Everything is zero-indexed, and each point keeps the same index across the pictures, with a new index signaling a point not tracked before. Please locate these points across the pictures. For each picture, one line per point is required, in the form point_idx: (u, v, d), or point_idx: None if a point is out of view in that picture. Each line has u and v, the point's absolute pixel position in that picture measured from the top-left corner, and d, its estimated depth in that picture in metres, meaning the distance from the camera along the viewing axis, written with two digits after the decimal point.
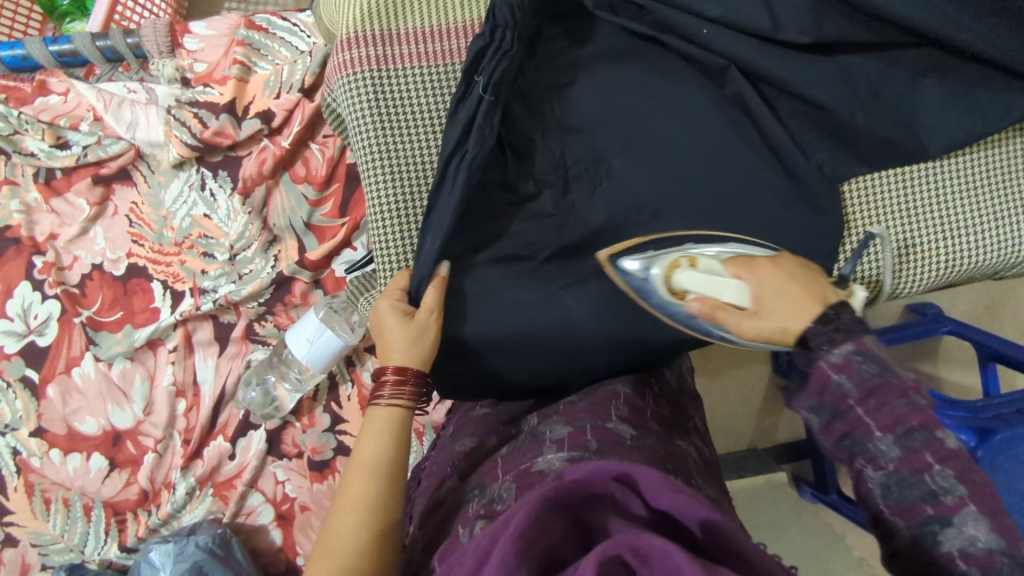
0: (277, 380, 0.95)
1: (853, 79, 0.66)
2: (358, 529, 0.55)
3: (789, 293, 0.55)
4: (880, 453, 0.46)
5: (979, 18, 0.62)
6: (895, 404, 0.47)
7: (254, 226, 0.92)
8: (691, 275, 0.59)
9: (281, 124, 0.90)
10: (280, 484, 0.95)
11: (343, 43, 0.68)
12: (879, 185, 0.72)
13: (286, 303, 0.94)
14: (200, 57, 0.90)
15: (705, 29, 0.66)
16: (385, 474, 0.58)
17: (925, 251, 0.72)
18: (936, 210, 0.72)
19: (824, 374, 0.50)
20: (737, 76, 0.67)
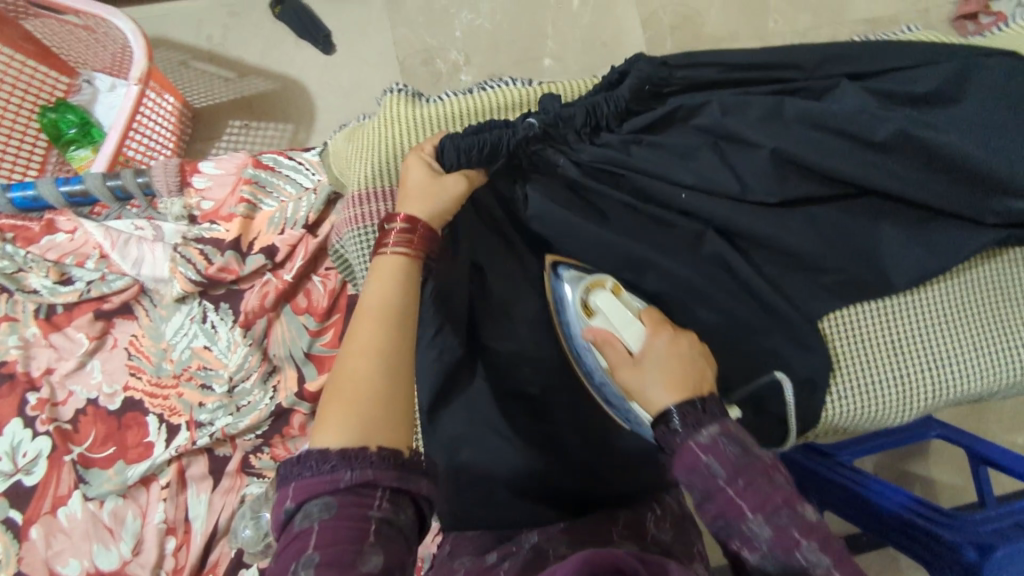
0: (272, 518, 0.88)
1: (821, 228, 0.71)
2: (373, 373, 0.52)
3: (673, 368, 0.57)
4: (753, 535, 0.49)
5: (922, 172, 0.69)
6: (763, 487, 0.50)
7: (254, 357, 0.92)
8: (606, 299, 0.66)
9: (284, 258, 0.92)
10: None
11: (354, 199, 0.71)
12: (854, 320, 0.74)
13: (282, 435, 0.93)
14: (207, 195, 0.94)
15: (682, 194, 0.72)
16: (400, 323, 0.55)
17: (914, 381, 0.73)
18: (920, 340, 0.73)
19: (693, 455, 0.52)
20: (715, 239, 0.72)
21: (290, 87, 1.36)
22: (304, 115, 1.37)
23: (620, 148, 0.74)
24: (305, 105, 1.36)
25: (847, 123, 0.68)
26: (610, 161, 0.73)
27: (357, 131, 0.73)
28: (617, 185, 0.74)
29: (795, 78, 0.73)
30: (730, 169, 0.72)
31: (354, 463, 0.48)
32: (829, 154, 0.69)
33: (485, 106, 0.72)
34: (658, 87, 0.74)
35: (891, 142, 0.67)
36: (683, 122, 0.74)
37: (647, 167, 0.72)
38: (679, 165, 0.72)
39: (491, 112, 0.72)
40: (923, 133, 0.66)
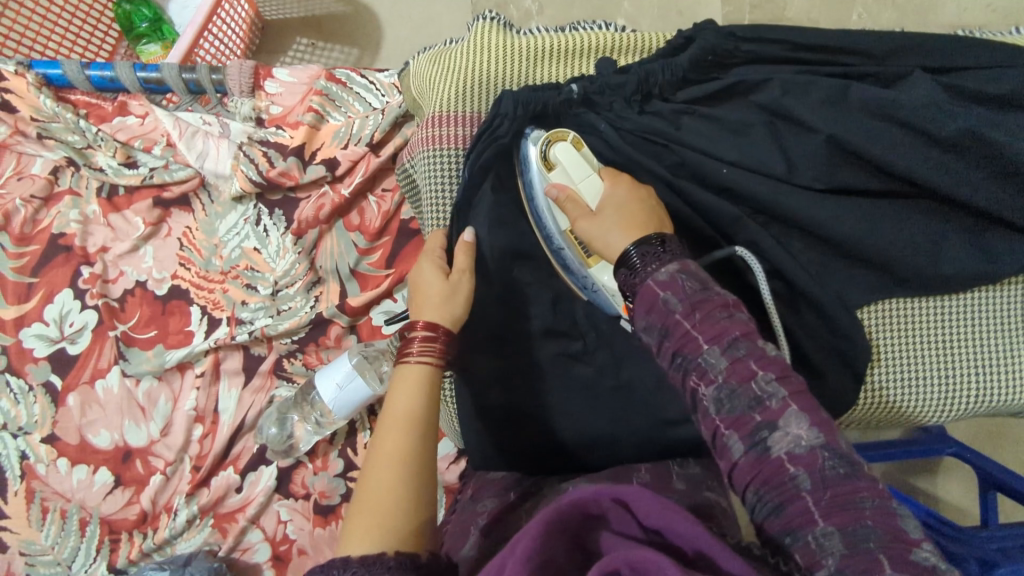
0: (298, 419, 0.95)
1: (875, 221, 0.67)
2: (397, 483, 0.55)
3: (632, 212, 0.59)
4: (707, 365, 0.49)
5: (984, 179, 0.66)
6: (718, 317, 0.50)
7: (301, 266, 0.94)
8: (570, 153, 0.63)
9: (344, 173, 0.93)
10: (281, 524, 0.95)
11: (431, 120, 0.71)
12: (896, 316, 0.72)
13: (318, 344, 0.95)
14: (278, 100, 0.95)
15: (724, 169, 0.66)
16: (419, 433, 0.59)
17: (947, 382, 0.73)
18: (958, 345, 0.73)
19: (652, 292, 0.53)
20: (751, 226, 0.66)
21: (361, 11, 1.36)
22: (372, 42, 1.36)
23: (669, 118, 0.68)
24: (374, 31, 1.36)
25: (912, 115, 0.64)
26: (655, 132, 0.67)
27: (442, 55, 0.72)
28: (657, 155, 0.67)
29: (865, 64, 0.67)
30: (780, 149, 0.66)
31: (373, 567, 0.49)
32: (888, 147, 0.65)
33: (578, 45, 0.69)
34: (721, 58, 0.69)
35: (958, 141, 0.64)
36: (742, 95, 0.68)
37: (697, 143, 0.66)
38: (726, 141, 0.67)
39: (580, 53, 0.70)
40: (992, 134, 0.63)
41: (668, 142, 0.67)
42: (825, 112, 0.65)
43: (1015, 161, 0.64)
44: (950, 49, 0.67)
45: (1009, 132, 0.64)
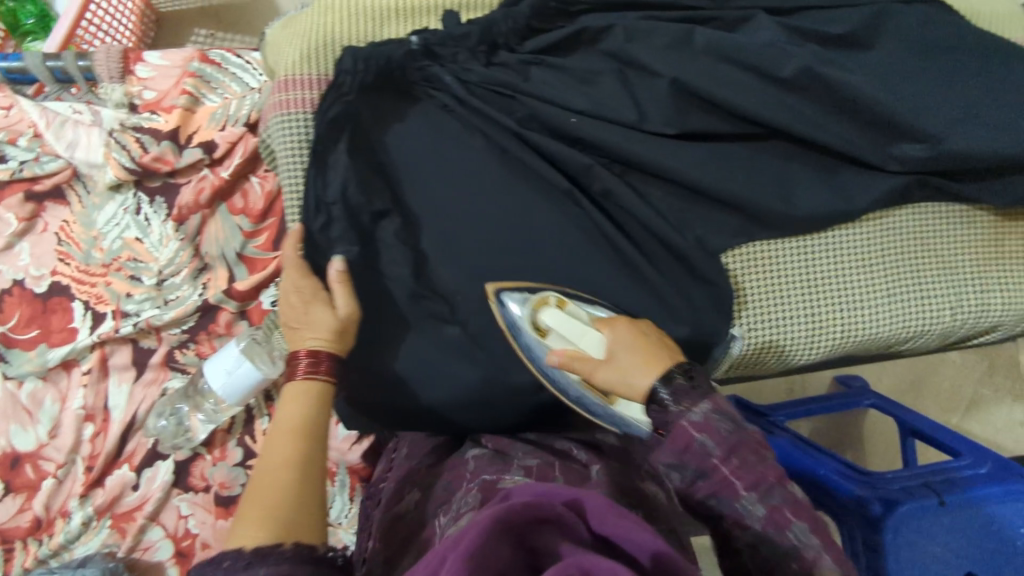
0: (190, 410, 0.93)
1: (727, 163, 0.68)
2: (286, 483, 0.54)
3: (641, 349, 0.57)
4: (746, 512, 0.48)
5: (827, 115, 0.66)
6: (756, 464, 0.49)
7: (185, 253, 0.92)
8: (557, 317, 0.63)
9: (222, 155, 0.91)
10: (182, 519, 0.93)
11: (280, 83, 0.67)
12: (759, 259, 0.71)
13: (208, 332, 0.94)
14: (150, 85, 0.92)
15: (573, 118, 0.66)
16: (312, 439, 0.58)
17: (817, 325, 0.71)
18: (826, 286, 0.71)
19: (687, 434, 0.50)
20: (603, 174, 0.67)
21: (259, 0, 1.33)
22: None
23: (518, 71, 0.67)
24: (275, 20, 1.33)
25: (753, 57, 0.65)
26: (502, 84, 0.67)
27: (291, 21, 0.70)
28: (506, 107, 0.67)
29: (708, 8, 0.68)
30: (629, 97, 0.66)
31: (269, 557, 0.47)
32: (730, 89, 0.65)
33: (425, 3, 0.69)
34: (565, 4, 0.67)
35: (796, 81, 0.65)
36: (588, 45, 0.68)
37: (545, 93, 0.66)
38: (575, 91, 0.67)
39: (426, 10, 0.69)
40: (827, 72, 0.64)
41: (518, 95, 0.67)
42: (666, 56, 0.66)
43: (852, 96, 0.64)
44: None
45: (845, 68, 0.65)
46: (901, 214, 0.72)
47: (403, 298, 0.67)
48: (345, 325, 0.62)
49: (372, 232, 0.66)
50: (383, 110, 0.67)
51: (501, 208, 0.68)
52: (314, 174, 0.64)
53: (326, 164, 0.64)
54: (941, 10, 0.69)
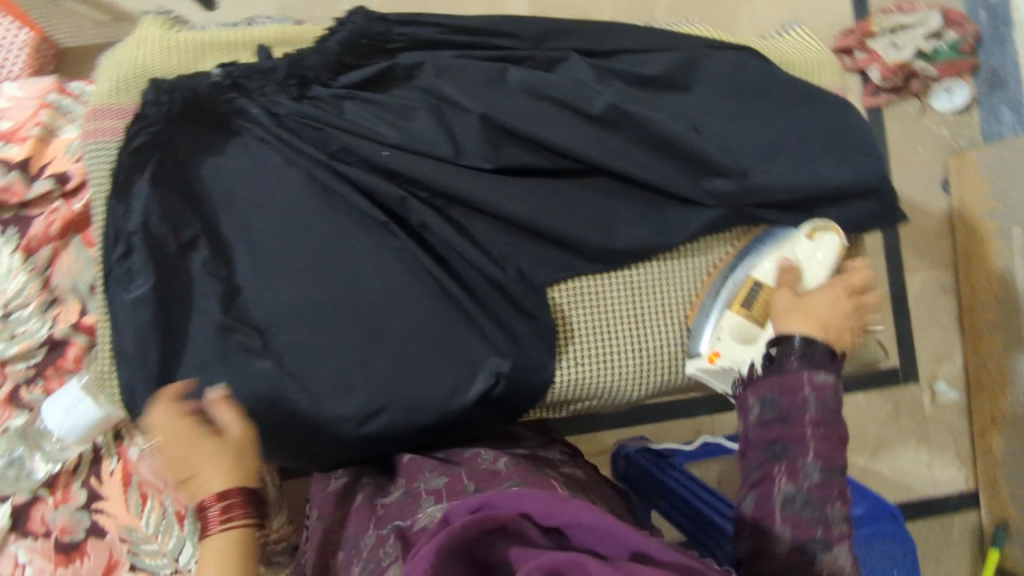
0: (29, 451, 0.88)
1: (548, 197, 0.69)
2: None
3: (830, 307, 0.62)
4: (804, 470, 0.54)
5: (642, 152, 0.68)
6: (830, 444, 0.55)
7: (33, 286, 0.89)
8: (806, 244, 0.68)
9: (76, 187, 0.91)
10: (18, 568, 0.87)
11: (91, 112, 0.67)
12: (585, 293, 0.71)
13: (57, 368, 0.91)
14: (6, 115, 0.90)
15: (384, 151, 0.66)
16: None
17: (647, 357, 0.72)
18: (655, 318, 0.72)
19: (800, 385, 0.57)
20: (417, 206, 0.67)
21: None
22: None
23: (331, 105, 0.67)
24: None
25: (563, 94, 0.67)
26: (311, 118, 0.67)
27: (110, 54, 0.70)
28: (319, 141, 0.67)
29: (523, 47, 0.70)
30: (445, 131, 0.67)
31: None
32: (544, 125, 0.67)
33: (243, 38, 0.69)
34: (379, 43, 0.69)
35: (608, 118, 0.67)
36: (405, 81, 0.69)
37: (358, 127, 0.67)
38: (391, 124, 0.67)
39: (244, 42, 0.70)
40: (634, 111, 0.67)
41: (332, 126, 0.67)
42: (475, 91, 0.67)
43: (659, 133, 0.67)
44: (604, 34, 0.72)
45: (651, 110, 0.68)
46: (730, 243, 0.73)
47: (215, 328, 0.66)
48: (241, 446, 0.59)
49: (182, 263, 0.66)
50: (198, 142, 0.67)
51: (318, 241, 0.68)
52: (116, 205, 0.64)
53: (127, 195, 0.64)
54: (752, 57, 0.73)
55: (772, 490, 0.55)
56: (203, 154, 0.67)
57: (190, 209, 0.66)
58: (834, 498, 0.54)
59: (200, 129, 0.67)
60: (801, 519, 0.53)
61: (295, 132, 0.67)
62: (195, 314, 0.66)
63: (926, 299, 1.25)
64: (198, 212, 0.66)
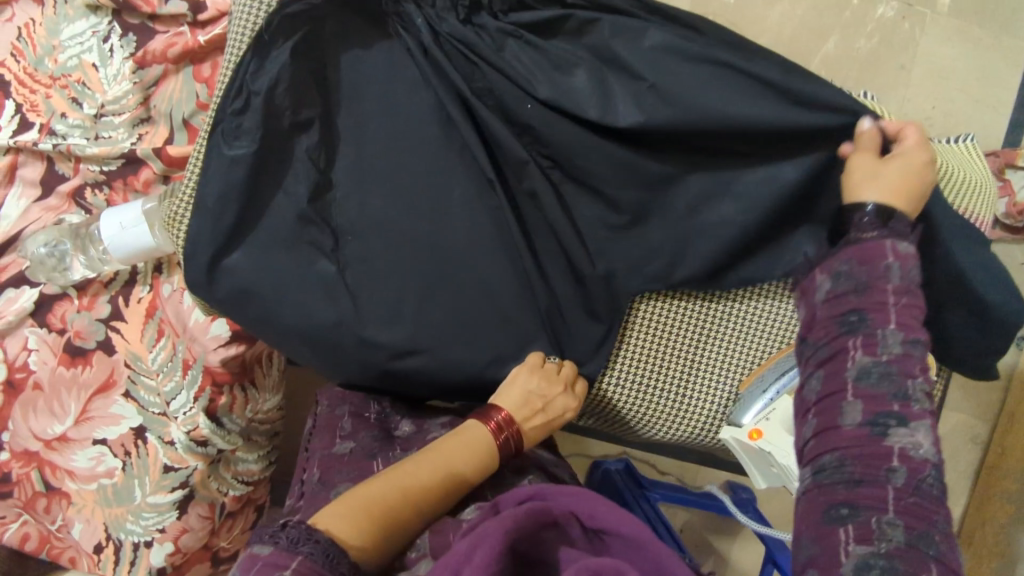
0: (74, 250, 0.89)
1: (659, 216, 0.66)
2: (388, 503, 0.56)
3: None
4: (883, 341, 0.54)
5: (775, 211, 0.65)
6: (914, 316, 0.55)
7: (133, 98, 0.90)
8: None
9: (207, 21, 0.89)
10: (25, 351, 0.91)
11: None
12: (665, 312, 0.73)
13: (126, 183, 0.91)
14: None
15: (529, 106, 0.65)
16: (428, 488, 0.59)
17: (690, 392, 0.75)
18: (715, 363, 0.74)
19: (883, 251, 0.56)
20: (534, 175, 0.66)
21: None
22: None
23: (492, 39, 0.66)
24: None
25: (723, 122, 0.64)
26: (468, 45, 0.65)
27: None
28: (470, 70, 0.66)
29: None
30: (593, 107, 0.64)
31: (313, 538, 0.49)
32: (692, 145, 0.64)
33: None
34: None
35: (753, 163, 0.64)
36: (571, 35, 0.66)
37: (510, 71, 0.64)
38: (544, 78, 0.64)
39: None
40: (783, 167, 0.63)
41: (486, 62, 0.65)
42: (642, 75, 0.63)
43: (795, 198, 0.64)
44: None
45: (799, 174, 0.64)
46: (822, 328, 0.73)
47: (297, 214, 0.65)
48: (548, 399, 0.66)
49: (290, 140, 0.65)
50: (350, 28, 0.66)
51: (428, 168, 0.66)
52: (251, 60, 0.62)
53: (265, 56, 0.62)
54: None
55: (846, 364, 0.55)
56: (350, 43, 0.66)
57: (321, 93, 0.65)
58: (913, 373, 0.54)
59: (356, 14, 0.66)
60: (877, 393, 0.53)
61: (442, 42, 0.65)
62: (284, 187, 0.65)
63: (953, 445, 1.20)
64: (326, 96, 0.66)
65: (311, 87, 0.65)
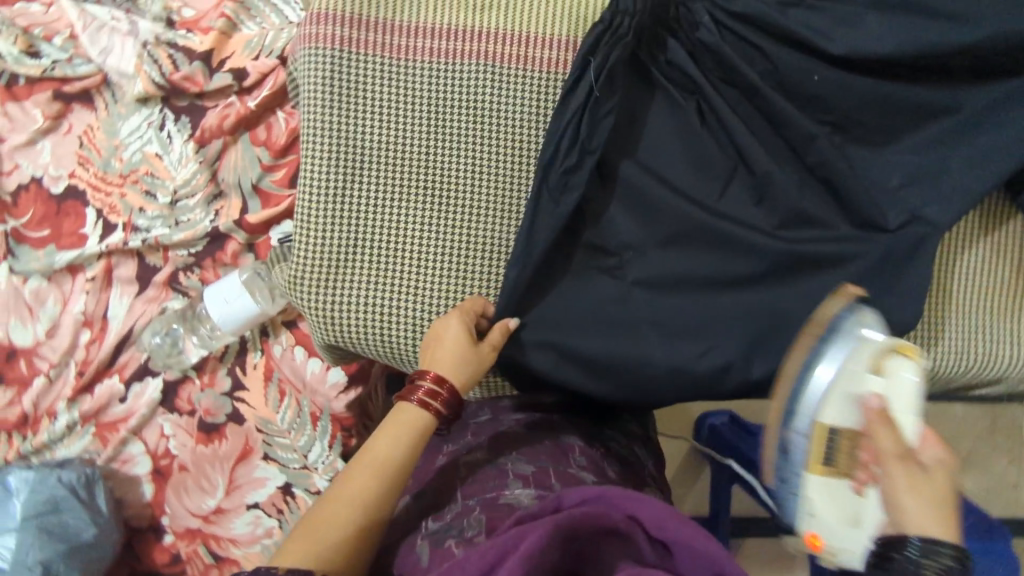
0: (185, 332, 0.93)
1: None
2: (349, 517, 0.59)
3: (933, 495, 0.47)
4: None
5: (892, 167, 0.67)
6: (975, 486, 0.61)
7: (202, 177, 0.92)
8: (884, 384, 0.53)
9: (252, 85, 0.90)
10: (164, 438, 0.94)
11: (312, 17, 0.70)
12: (958, 261, 0.77)
13: (215, 260, 0.94)
14: (191, 3, 0.94)
15: (664, 58, 0.73)
16: (389, 477, 0.62)
17: (956, 336, 0.77)
18: (963, 304, 0.77)
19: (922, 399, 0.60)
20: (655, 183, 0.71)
21: None
22: None
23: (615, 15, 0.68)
24: None
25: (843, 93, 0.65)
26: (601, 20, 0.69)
27: None
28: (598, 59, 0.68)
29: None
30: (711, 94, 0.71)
31: None
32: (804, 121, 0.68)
33: None
34: None
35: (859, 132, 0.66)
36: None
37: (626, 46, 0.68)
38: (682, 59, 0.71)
39: None
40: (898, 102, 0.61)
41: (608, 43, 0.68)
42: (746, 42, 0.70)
43: None
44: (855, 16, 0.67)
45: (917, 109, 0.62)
46: None
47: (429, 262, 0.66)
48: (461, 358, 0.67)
49: None
50: (442, 51, 0.72)
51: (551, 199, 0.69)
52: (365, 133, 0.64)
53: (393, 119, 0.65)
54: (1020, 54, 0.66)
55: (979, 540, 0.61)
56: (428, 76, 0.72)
57: (420, 129, 0.71)
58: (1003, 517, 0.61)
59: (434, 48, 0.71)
60: None
61: (515, 51, 0.72)
62: (408, 218, 0.71)
63: None
64: (422, 128, 0.71)
65: (409, 126, 0.71)
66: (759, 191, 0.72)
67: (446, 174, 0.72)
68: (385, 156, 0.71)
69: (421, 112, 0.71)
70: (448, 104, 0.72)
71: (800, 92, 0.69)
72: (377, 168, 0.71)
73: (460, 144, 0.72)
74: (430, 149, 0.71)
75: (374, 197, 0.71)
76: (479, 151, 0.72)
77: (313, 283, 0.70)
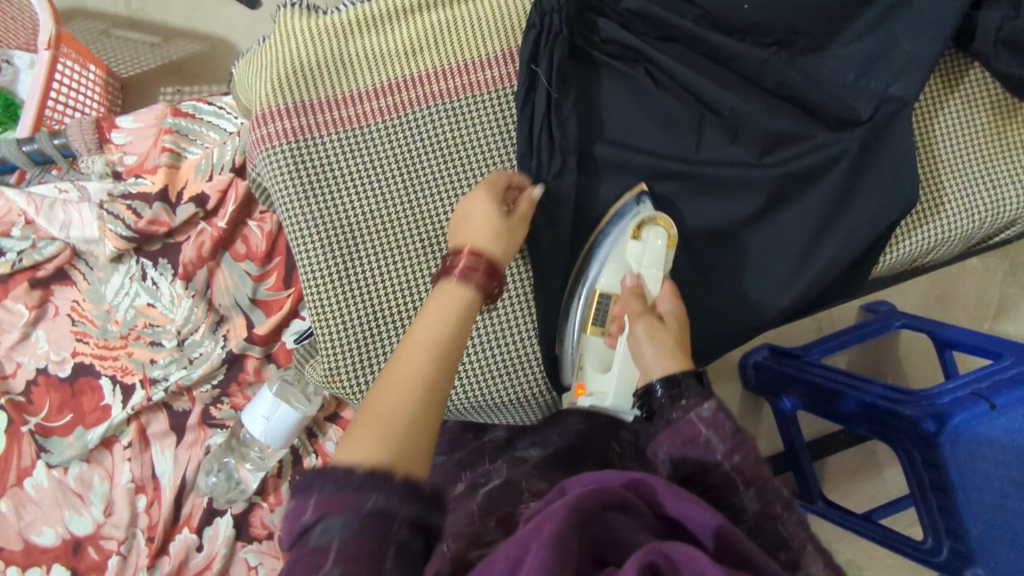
0: (237, 461, 0.92)
1: None
2: (413, 386, 0.47)
3: (669, 346, 0.62)
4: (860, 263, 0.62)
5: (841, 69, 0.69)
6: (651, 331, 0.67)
7: (199, 309, 0.92)
8: (638, 250, 0.69)
9: (215, 205, 0.91)
10: (252, 570, 0.91)
11: (258, 119, 0.71)
12: (938, 123, 0.78)
13: (240, 383, 0.93)
14: (130, 149, 0.93)
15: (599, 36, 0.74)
16: (447, 349, 0.50)
17: (958, 195, 0.78)
18: (955, 163, 0.78)
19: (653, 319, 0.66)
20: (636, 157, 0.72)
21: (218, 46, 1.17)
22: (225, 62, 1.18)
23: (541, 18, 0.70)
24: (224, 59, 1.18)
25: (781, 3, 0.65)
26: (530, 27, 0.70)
27: (253, 57, 0.74)
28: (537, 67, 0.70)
29: None
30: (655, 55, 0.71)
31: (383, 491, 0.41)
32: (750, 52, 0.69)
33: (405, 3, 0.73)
34: None
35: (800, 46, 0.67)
36: None
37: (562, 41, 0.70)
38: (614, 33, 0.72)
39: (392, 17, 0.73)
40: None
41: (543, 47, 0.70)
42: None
43: None
44: None
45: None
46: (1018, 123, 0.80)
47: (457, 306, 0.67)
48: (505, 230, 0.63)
49: None
50: (390, 108, 0.73)
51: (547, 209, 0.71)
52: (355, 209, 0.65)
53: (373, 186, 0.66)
54: None
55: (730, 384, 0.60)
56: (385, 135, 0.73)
57: (395, 186, 0.72)
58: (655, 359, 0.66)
59: (381, 108, 0.73)
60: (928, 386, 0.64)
61: (456, 84, 0.74)
62: (415, 272, 0.72)
63: None
64: (397, 186, 0.72)
65: (385, 188, 0.72)
66: (731, 129, 0.72)
67: (436, 218, 0.73)
68: (373, 223, 0.71)
69: (391, 171, 0.72)
70: (413, 154, 0.73)
71: (735, 25, 0.71)
72: (369, 237, 0.71)
73: (438, 186, 0.73)
74: (412, 202, 0.72)
75: (376, 265, 0.71)
76: (457, 184, 0.73)
77: (351, 365, 0.70)
